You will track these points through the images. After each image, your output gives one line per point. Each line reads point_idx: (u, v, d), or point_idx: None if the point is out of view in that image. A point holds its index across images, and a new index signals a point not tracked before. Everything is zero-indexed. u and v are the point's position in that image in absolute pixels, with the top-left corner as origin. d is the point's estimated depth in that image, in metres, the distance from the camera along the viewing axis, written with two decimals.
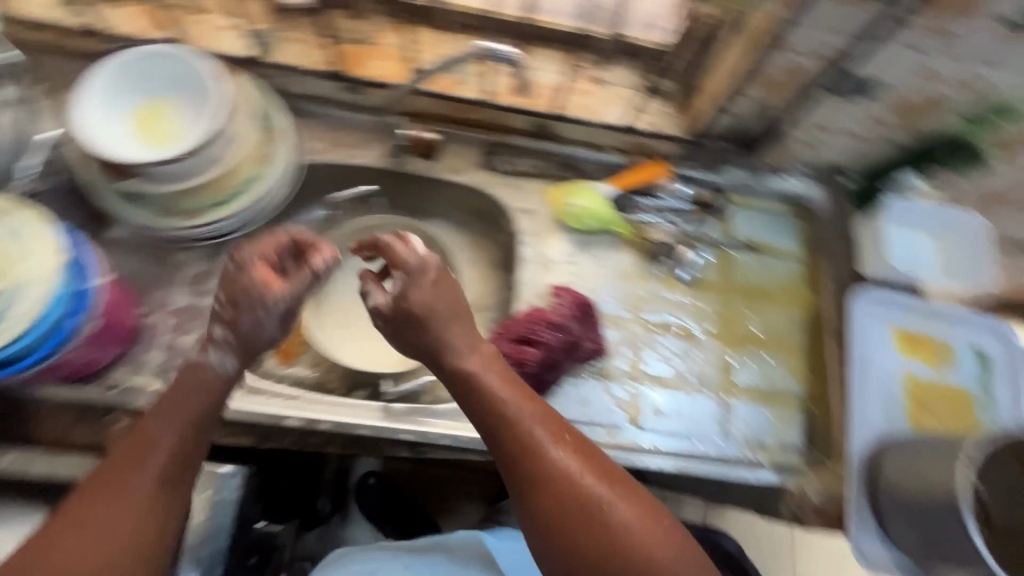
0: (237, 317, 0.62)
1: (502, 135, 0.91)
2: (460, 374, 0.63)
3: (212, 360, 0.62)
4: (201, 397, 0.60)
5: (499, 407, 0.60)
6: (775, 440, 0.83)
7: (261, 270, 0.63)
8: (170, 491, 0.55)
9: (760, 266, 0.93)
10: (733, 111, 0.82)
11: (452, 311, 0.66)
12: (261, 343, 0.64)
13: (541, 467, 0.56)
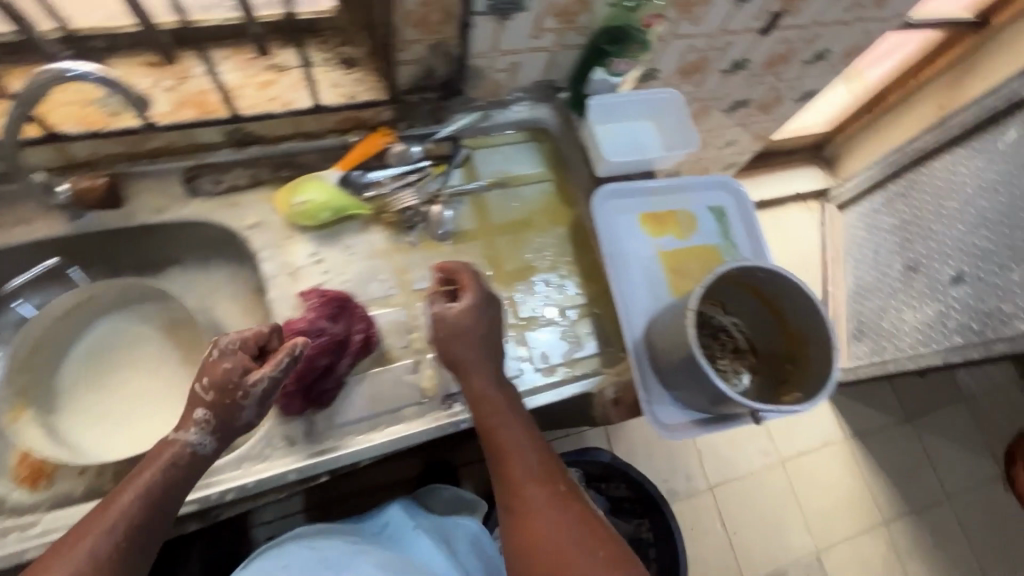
0: (221, 399, 0.66)
1: (200, 155, 0.83)
2: (482, 401, 0.73)
3: (191, 442, 0.65)
4: (184, 466, 0.65)
5: (505, 436, 0.72)
6: (570, 354, 0.86)
7: (244, 358, 0.67)
8: (135, 546, 0.60)
9: (513, 199, 0.94)
10: (412, 60, 0.80)
11: (488, 343, 0.75)
12: (235, 426, 0.68)
13: (529, 495, 0.69)
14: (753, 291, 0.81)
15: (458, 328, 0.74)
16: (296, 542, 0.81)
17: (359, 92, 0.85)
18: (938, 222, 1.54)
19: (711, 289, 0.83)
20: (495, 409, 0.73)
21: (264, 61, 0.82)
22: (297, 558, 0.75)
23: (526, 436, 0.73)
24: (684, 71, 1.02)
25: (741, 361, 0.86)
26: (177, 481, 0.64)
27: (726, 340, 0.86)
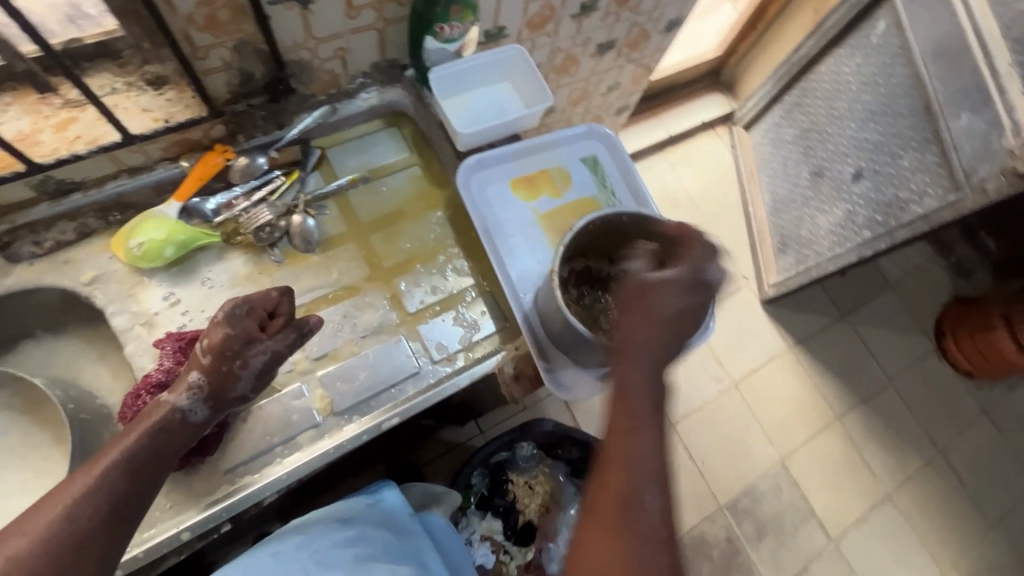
0: (223, 363, 0.66)
1: (11, 216, 0.74)
2: (625, 387, 0.62)
3: (183, 407, 0.64)
4: (172, 429, 0.63)
5: (630, 439, 0.59)
6: (466, 338, 0.83)
7: (248, 325, 0.67)
8: (120, 510, 0.58)
9: (380, 191, 0.90)
10: (218, 65, 0.73)
11: (657, 332, 0.64)
12: (227, 399, 0.67)
13: (620, 512, 0.56)
14: (629, 237, 0.82)
15: (655, 291, 0.65)
16: (295, 526, 0.73)
17: (175, 112, 0.77)
18: (831, 124, 1.58)
19: (590, 244, 0.83)
20: (629, 401, 0.61)
21: (58, 99, 0.74)
22: (288, 549, 0.69)
23: (651, 449, 0.59)
24: (532, 24, 0.97)
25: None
26: (162, 447, 0.62)
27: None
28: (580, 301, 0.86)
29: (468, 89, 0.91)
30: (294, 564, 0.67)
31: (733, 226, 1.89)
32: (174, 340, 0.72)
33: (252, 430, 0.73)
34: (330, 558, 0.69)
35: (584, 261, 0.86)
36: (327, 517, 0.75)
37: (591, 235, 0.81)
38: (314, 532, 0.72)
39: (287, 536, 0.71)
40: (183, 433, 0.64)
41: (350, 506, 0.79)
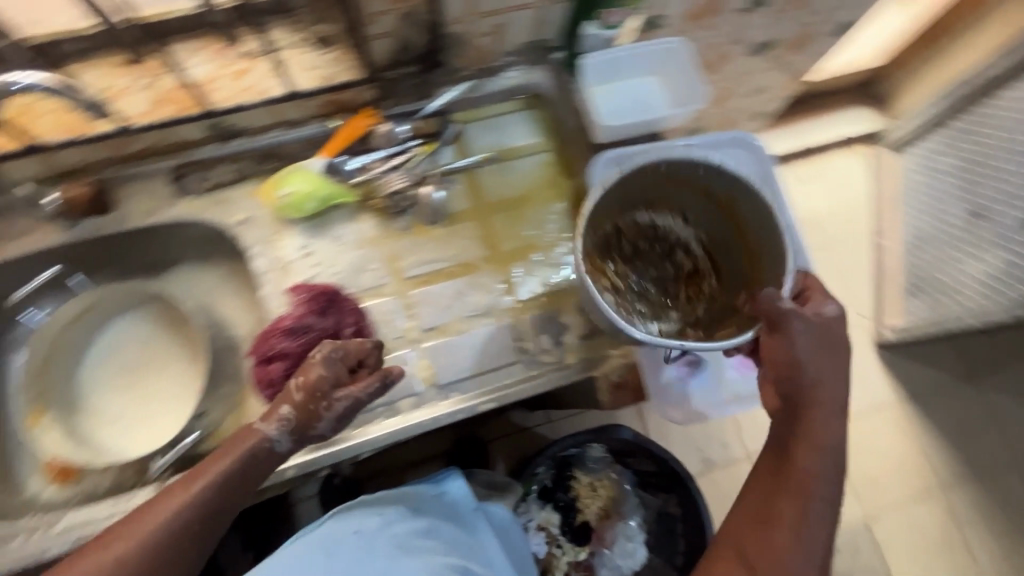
0: (308, 404, 0.65)
1: (184, 152, 0.82)
2: (801, 447, 0.62)
3: (267, 437, 0.64)
4: (259, 453, 0.64)
5: (803, 502, 0.61)
6: (572, 336, 0.81)
7: (337, 368, 0.66)
8: (206, 527, 0.61)
9: (508, 173, 0.89)
10: (383, 32, 0.74)
11: (831, 392, 0.63)
12: (306, 438, 0.65)
13: (771, 562, 0.60)
14: (705, 195, 0.76)
15: (807, 333, 0.63)
16: (372, 502, 0.77)
17: (336, 72, 0.81)
18: (1007, 160, 1.34)
19: (659, 195, 0.78)
20: (802, 461, 0.62)
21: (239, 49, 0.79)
22: (369, 526, 0.72)
23: (823, 517, 0.61)
24: (693, 16, 0.91)
25: (701, 283, 0.81)
26: (250, 473, 0.64)
27: (684, 259, 0.82)
28: (634, 257, 0.81)
29: (620, 80, 0.88)
30: (378, 544, 0.70)
31: (860, 257, 1.71)
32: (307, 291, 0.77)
33: None
34: (409, 543, 0.72)
35: (653, 215, 0.81)
36: (399, 500, 0.78)
37: (656, 182, 0.75)
38: (392, 514, 0.75)
39: (365, 512, 0.75)
40: (269, 465, 0.65)
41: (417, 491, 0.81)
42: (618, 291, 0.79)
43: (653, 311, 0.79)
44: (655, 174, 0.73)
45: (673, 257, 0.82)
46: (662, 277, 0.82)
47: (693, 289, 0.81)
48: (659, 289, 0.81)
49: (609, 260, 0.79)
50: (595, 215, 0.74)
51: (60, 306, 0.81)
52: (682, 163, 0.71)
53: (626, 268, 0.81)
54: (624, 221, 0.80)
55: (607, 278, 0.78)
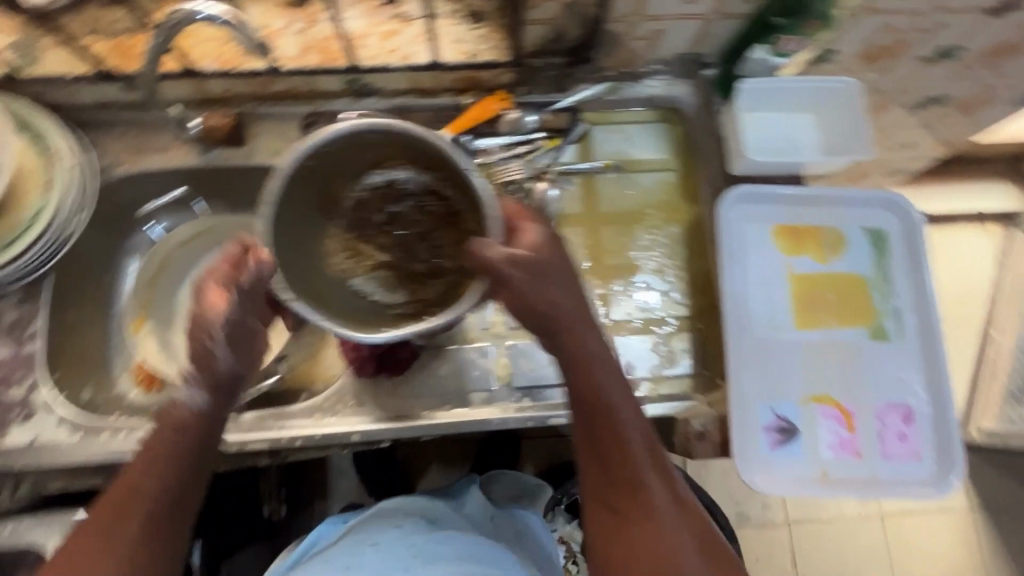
0: (201, 336, 0.60)
1: (318, 102, 0.83)
2: (579, 375, 0.60)
3: (182, 398, 0.60)
4: (184, 438, 0.58)
5: (619, 428, 0.59)
6: (659, 369, 0.77)
7: (208, 290, 0.60)
8: (162, 532, 0.56)
9: (628, 186, 0.85)
10: (542, 18, 0.71)
11: (570, 301, 0.60)
12: (227, 378, 0.61)
13: (642, 503, 0.58)
14: (411, 144, 0.62)
15: (543, 269, 0.59)
16: (386, 520, 0.82)
17: (481, 49, 0.79)
18: None
19: (376, 154, 0.65)
20: (604, 404, 0.60)
21: (392, 10, 0.79)
22: (387, 537, 0.76)
23: (641, 431, 0.60)
24: (871, 56, 0.82)
25: (465, 224, 0.64)
26: (179, 446, 0.58)
27: (428, 203, 0.67)
28: (393, 221, 0.70)
29: (773, 112, 0.82)
30: (397, 556, 0.74)
31: (965, 344, 1.54)
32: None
33: (437, 369, 0.76)
34: (428, 550, 0.75)
35: (388, 172, 0.67)
36: (413, 517, 0.82)
37: (350, 152, 0.64)
38: (408, 527, 0.79)
39: (382, 527, 0.80)
40: (198, 427, 0.59)
41: (430, 507, 0.87)
42: (394, 266, 0.69)
43: (395, 285, 0.68)
44: (367, 140, 0.62)
45: (423, 207, 0.68)
46: (429, 232, 0.69)
47: (465, 237, 0.66)
48: (426, 254, 0.68)
49: (375, 240, 0.71)
50: (311, 216, 0.67)
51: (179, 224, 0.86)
52: (338, 140, 0.60)
53: (401, 247, 0.70)
54: (358, 191, 0.69)
55: (366, 270, 0.69)
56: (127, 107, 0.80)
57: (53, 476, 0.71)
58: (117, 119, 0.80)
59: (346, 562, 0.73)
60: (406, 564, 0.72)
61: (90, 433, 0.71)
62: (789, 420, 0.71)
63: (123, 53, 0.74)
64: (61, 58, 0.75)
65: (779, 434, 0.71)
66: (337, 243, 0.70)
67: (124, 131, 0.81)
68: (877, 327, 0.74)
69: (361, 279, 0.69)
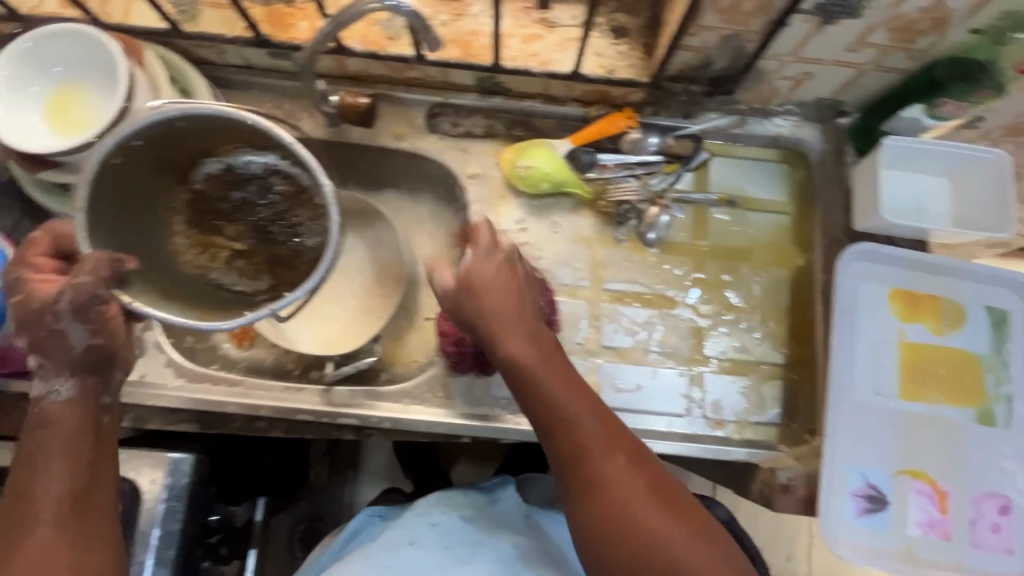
0: (41, 333, 0.59)
1: (447, 93, 0.83)
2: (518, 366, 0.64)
3: (44, 394, 0.59)
4: (58, 435, 0.58)
5: (559, 408, 0.62)
6: (746, 414, 0.76)
7: (32, 280, 0.60)
8: (75, 520, 0.57)
9: (739, 223, 0.83)
10: (696, 46, 0.70)
11: (512, 295, 0.66)
12: (85, 358, 0.60)
13: (592, 467, 0.59)
14: (224, 130, 0.67)
15: (487, 287, 0.65)
16: (420, 513, 0.83)
17: (619, 65, 0.78)
18: None
19: (205, 142, 0.69)
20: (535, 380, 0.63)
21: (538, 14, 0.79)
22: (423, 538, 0.77)
23: (582, 409, 0.62)
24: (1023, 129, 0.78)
25: (311, 200, 0.73)
26: (57, 435, 0.58)
27: (210, 165, 0.72)
28: (199, 202, 0.73)
29: (915, 172, 0.77)
30: (431, 559, 0.75)
31: None
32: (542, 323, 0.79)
33: None
34: (460, 554, 0.76)
35: (219, 160, 0.72)
36: (451, 510, 0.82)
37: (179, 144, 0.67)
38: (445, 525, 0.79)
39: (417, 522, 0.80)
40: (76, 411, 0.59)
41: (467, 498, 0.86)
42: (248, 254, 0.75)
43: (258, 271, 0.74)
44: (181, 128, 0.64)
45: (274, 188, 0.73)
46: (279, 210, 0.75)
47: (308, 211, 0.74)
48: (281, 233, 0.75)
49: (219, 229, 0.74)
50: (151, 211, 0.69)
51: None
52: (155, 128, 0.61)
53: (256, 231, 0.75)
54: (192, 182, 0.72)
55: (222, 262, 0.74)
56: (267, 72, 0.83)
57: (153, 414, 0.74)
58: (255, 82, 0.83)
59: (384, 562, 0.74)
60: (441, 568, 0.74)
61: (193, 380, 0.73)
62: (880, 489, 0.70)
63: (278, 21, 0.78)
64: (217, 18, 0.77)
65: (867, 502, 0.69)
66: (184, 239, 0.72)
67: (259, 94, 0.84)
68: (985, 410, 0.72)
69: (220, 271, 0.73)
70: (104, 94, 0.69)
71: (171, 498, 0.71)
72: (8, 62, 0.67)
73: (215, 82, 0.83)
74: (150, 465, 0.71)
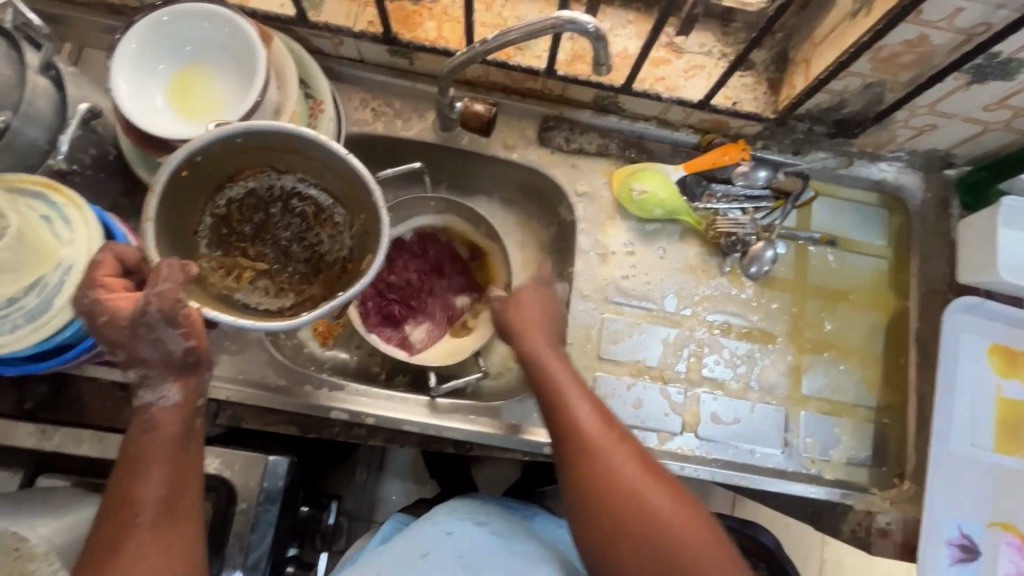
0: (135, 346, 0.52)
1: (562, 108, 0.82)
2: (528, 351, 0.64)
3: (152, 402, 0.53)
4: (155, 445, 0.52)
5: (557, 386, 0.60)
6: (840, 454, 0.77)
7: (113, 296, 0.52)
8: (175, 531, 0.51)
9: (839, 263, 0.83)
10: (837, 90, 0.71)
11: (541, 320, 0.67)
12: (181, 360, 0.53)
13: (583, 437, 0.57)
14: (281, 151, 0.61)
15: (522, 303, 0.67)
16: (426, 522, 0.75)
17: (744, 97, 0.78)
18: None
19: (236, 165, 0.62)
20: (542, 371, 0.62)
21: (668, 38, 0.78)
22: (436, 549, 0.69)
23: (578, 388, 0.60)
24: None
25: (333, 218, 0.66)
26: (154, 448, 0.52)
27: (235, 187, 0.64)
28: (223, 221, 0.64)
29: None
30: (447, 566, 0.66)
31: None
32: (403, 343, 0.84)
33: (631, 401, 0.76)
34: (475, 565, 0.67)
35: (245, 184, 0.64)
36: (474, 520, 0.75)
37: (222, 163, 0.60)
38: (461, 535, 0.71)
39: (433, 531, 0.72)
40: (178, 421, 0.53)
41: (502, 514, 0.79)
42: (273, 273, 0.66)
43: (281, 290, 0.65)
44: (238, 145, 0.58)
45: (292, 209, 0.66)
46: (300, 231, 0.67)
47: (330, 230, 0.67)
48: (304, 251, 0.67)
49: (242, 251, 0.65)
50: (183, 220, 0.60)
51: (411, 196, 0.85)
52: (214, 144, 0.56)
53: (280, 253, 0.67)
54: (219, 206, 0.64)
55: (246, 282, 0.64)
56: (381, 69, 0.80)
57: (253, 414, 0.73)
58: (366, 77, 0.80)
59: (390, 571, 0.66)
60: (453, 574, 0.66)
61: (294, 382, 0.72)
62: (973, 539, 0.72)
63: (403, 18, 0.75)
64: (342, 10, 0.75)
65: (961, 551, 0.72)
66: (207, 262, 0.63)
67: (368, 90, 0.81)
68: None
69: (244, 292, 0.64)
70: (232, 86, 0.66)
71: (267, 501, 0.68)
72: (141, 35, 0.64)
73: (326, 74, 0.80)
74: (248, 467, 0.68)
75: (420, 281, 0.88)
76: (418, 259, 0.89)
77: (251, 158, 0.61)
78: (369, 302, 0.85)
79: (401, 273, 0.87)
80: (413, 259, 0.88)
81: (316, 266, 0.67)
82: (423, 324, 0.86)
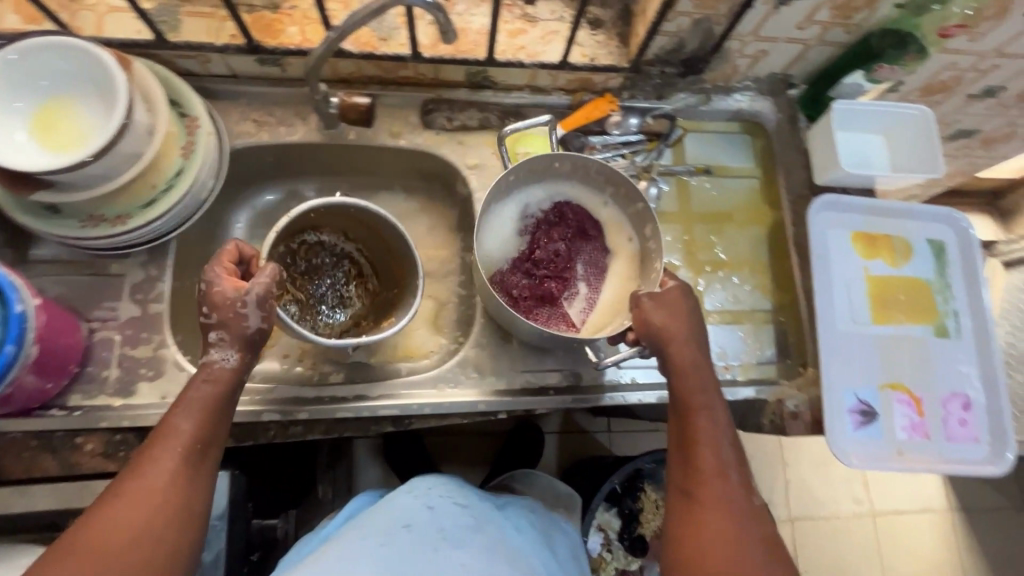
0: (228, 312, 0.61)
1: (438, 90, 0.87)
2: (683, 379, 0.67)
3: (215, 361, 0.61)
4: (205, 398, 0.60)
5: (703, 420, 0.66)
6: (748, 357, 0.85)
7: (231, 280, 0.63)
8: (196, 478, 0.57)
9: (717, 188, 0.91)
10: (671, 31, 0.79)
11: (687, 334, 0.68)
12: (255, 336, 0.63)
13: (713, 477, 0.63)
14: (360, 222, 0.84)
15: (669, 303, 0.70)
16: (405, 493, 0.76)
17: (600, 53, 0.85)
18: None
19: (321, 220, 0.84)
20: (698, 380, 0.67)
21: (520, 10, 0.84)
22: (419, 520, 0.70)
23: (723, 431, 0.66)
24: (930, 91, 0.91)
25: (366, 284, 0.88)
26: (204, 398, 0.60)
27: (311, 234, 0.85)
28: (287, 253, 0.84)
29: (856, 131, 0.87)
30: (426, 539, 0.68)
31: None
32: (567, 322, 0.80)
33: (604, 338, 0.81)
34: (454, 535, 0.69)
35: (319, 236, 0.86)
36: (441, 493, 0.77)
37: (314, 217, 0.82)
38: (441, 509, 0.73)
39: (414, 504, 0.73)
40: (229, 384, 0.61)
41: (466, 488, 0.81)
42: (303, 304, 0.84)
43: (303, 317, 0.83)
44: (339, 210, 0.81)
45: (340, 266, 0.87)
46: (335, 286, 0.87)
47: (360, 291, 0.88)
48: (332, 300, 0.86)
49: (292, 279, 0.84)
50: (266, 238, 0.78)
51: (535, 158, 0.78)
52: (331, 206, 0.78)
53: (316, 297, 0.85)
54: (292, 242, 0.84)
55: (281, 301, 0.81)
56: (254, 80, 0.82)
57: None
58: (242, 90, 0.82)
59: (381, 541, 0.66)
60: (434, 548, 0.66)
61: None
62: (869, 403, 0.81)
63: (265, 27, 0.77)
64: (202, 28, 0.76)
65: (861, 416, 0.80)
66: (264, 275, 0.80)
67: (248, 103, 0.83)
68: (941, 325, 0.85)
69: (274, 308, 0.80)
70: (96, 113, 0.66)
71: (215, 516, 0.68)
72: None
73: (201, 93, 0.82)
74: None
75: (568, 249, 0.83)
76: (557, 230, 0.82)
77: (336, 218, 0.84)
78: (520, 288, 0.80)
79: (547, 245, 0.82)
80: (554, 228, 0.82)
81: (356, 318, 0.86)
82: (579, 299, 0.82)
